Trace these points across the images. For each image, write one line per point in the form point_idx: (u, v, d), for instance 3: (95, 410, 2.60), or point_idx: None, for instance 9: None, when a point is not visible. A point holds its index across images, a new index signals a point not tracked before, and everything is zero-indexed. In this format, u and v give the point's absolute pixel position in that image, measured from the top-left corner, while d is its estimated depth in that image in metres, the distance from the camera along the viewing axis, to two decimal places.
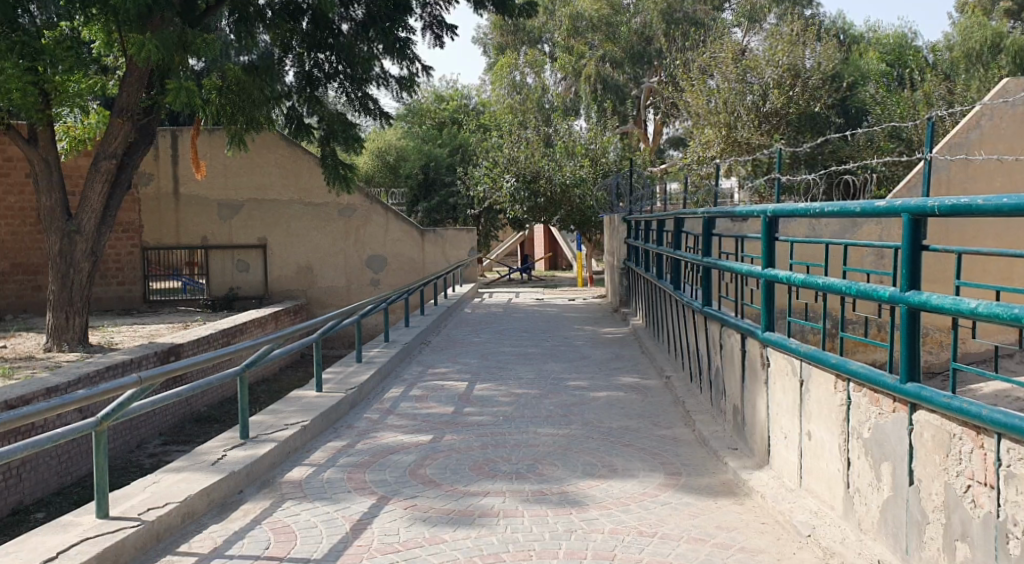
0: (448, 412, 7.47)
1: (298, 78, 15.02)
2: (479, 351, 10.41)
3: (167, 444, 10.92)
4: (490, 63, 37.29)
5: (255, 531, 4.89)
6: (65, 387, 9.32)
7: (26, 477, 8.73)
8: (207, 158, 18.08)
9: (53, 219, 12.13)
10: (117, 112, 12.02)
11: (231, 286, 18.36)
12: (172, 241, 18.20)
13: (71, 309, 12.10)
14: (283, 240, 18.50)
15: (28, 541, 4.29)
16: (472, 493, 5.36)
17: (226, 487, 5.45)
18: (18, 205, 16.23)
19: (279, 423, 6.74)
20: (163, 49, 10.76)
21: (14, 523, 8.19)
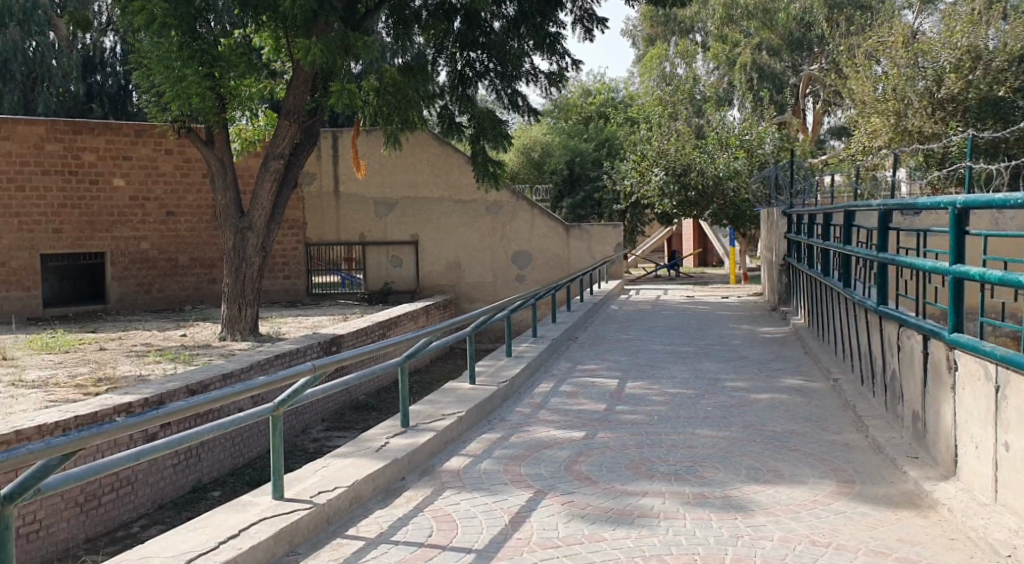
0: (600, 409, 7.39)
1: (450, 78, 15.27)
2: (630, 349, 10.24)
3: (328, 431, 11.44)
4: (639, 55, 36.77)
5: (418, 518, 5.02)
6: (238, 373, 9.94)
7: (205, 457, 9.37)
8: (366, 158, 18.78)
9: (227, 216, 12.97)
10: (285, 114, 12.71)
11: (387, 281, 19.02)
12: (332, 237, 19.00)
13: (244, 301, 12.97)
14: (433, 236, 19.01)
15: (213, 518, 4.58)
16: (631, 493, 5.26)
17: (389, 474, 5.62)
18: (196, 202, 17.45)
19: (436, 414, 6.89)
20: (327, 52, 11.28)
21: (195, 500, 8.83)
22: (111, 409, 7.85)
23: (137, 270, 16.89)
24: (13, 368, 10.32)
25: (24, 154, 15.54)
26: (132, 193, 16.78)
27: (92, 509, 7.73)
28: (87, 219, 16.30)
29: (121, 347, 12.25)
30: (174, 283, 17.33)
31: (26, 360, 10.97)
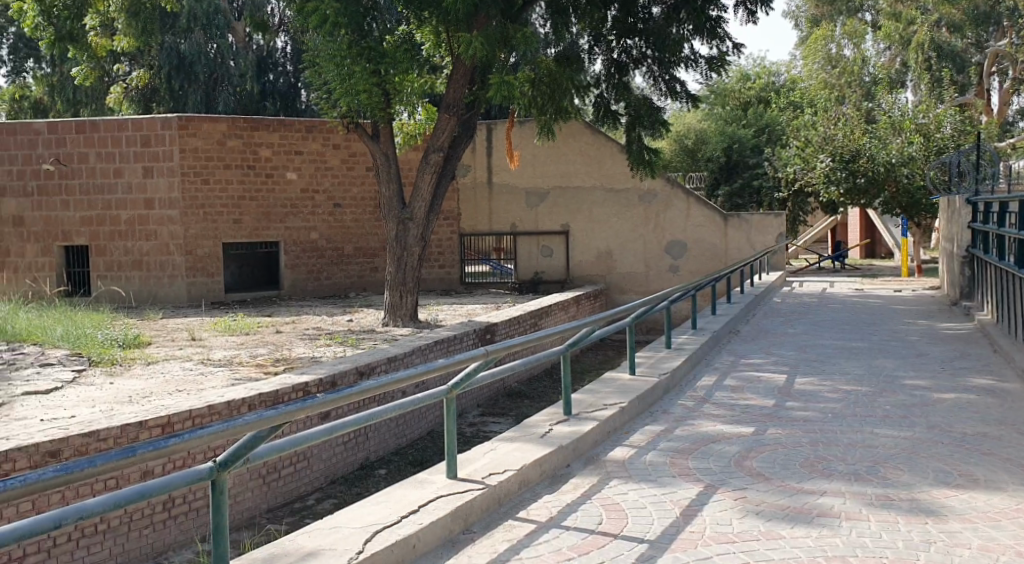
0: (769, 405, 7.15)
1: (606, 66, 15.25)
2: (797, 344, 9.85)
3: (484, 416, 11.70)
4: (803, 37, 35.25)
5: (587, 505, 5.04)
6: (402, 357, 10.32)
7: (371, 437, 9.80)
8: (519, 149, 19.03)
9: (390, 207, 13.43)
10: (445, 108, 13.07)
11: (537, 271, 19.17)
12: (485, 228, 19.30)
13: (405, 288, 13.45)
14: (585, 225, 18.99)
15: (393, 494, 4.78)
16: (807, 491, 5.06)
17: (555, 461, 5.67)
18: (361, 195, 18.31)
19: (598, 403, 6.88)
20: (488, 45, 11.49)
21: (362, 477, 9.26)
22: (289, 388, 8.34)
23: (307, 259, 17.85)
24: (201, 348, 11.16)
25: (209, 150, 16.68)
26: (303, 185, 17.75)
27: (272, 482, 8.24)
28: (264, 210, 17.36)
29: (294, 330, 13.00)
30: (340, 271, 18.19)
31: (212, 341, 11.83)
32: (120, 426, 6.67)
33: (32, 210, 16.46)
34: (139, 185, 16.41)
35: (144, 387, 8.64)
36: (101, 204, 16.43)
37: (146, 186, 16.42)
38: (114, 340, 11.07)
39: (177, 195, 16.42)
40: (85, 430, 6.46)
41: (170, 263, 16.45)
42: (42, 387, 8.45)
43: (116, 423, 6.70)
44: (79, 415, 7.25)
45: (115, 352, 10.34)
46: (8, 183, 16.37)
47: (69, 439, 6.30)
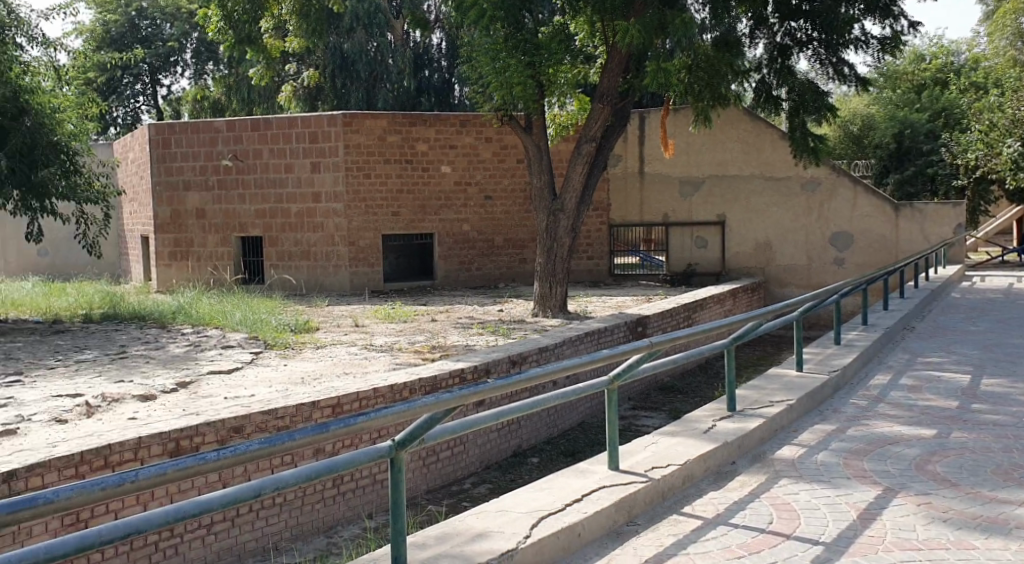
0: (952, 407, 6.67)
1: (768, 49, 14.69)
2: (981, 343, 9.13)
3: (637, 409, 11.59)
4: (988, 11, 32.52)
5: (755, 504, 4.87)
6: (555, 347, 10.36)
7: (524, 426, 9.90)
8: (673, 138, 18.63)
9: (542, 199, 13.55)
10: (599, 97, 12.98)
11: (690, 263, 18.75)
12: (635, 219, 19.04)
13: (554, 280, 13.49)
14: (743, 216, 18.41)
15: (556, 482, 4.79)
16: (1001, 501, 4.68)
17: (719, 457, 5.51)
18: (511, 186, 18.55)
19: (763, 399, 6.64)
20: (645, 33, 11.35)
21: (516, 465, 9.39)
22: (447, 374, 8.55)
23: (460, 250, 18.27)
24: (364, 334, 11.65)
25: (371, 146, 17.38)
26: (457, 178, 18.16)
27: (432, 464, 8.48)
28: (420, 203, 17.91)
29: (449, 318, 13.34)
30: (490, 263, 18.51)
31: (373, 327, 12.32)
32: (296, 405, 7.05)
33: (213, 203, 17.61)
34: (307, 180, 17.31)
35: (314, 369, 9.12)
36: (273, 198, 17.41)
37: (313, 180, 17.30)
38: (286, 325, 11.75)
39: (341, 188, 17.22)
40: (265, 408, 6.87)
41: (334, 254, 17.30)
42: (224, 367, 9.07)
43: (292, 402, 7.08)
44: (258, 394, 7.73)
45: (286, 336, 10.96)
46: (193, 178, 17.59)
47: (251, 416, 6.71)
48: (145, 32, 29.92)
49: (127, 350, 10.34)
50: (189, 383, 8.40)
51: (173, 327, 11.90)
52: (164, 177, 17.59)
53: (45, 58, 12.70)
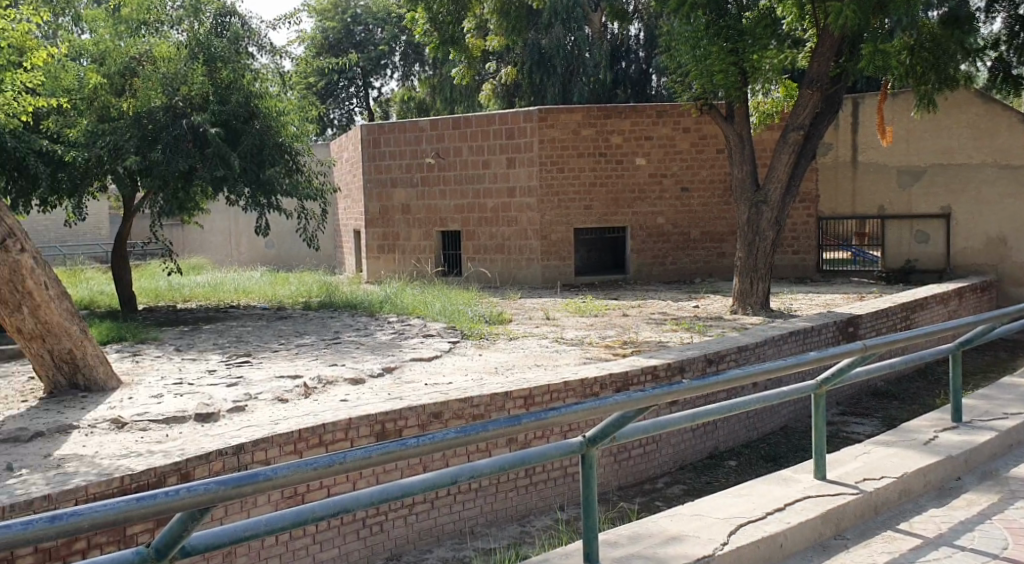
0: None
1: (1007, 22, 13.28)
2: None
3: (845, 415, 10.88)
4: None
5: (985, 526, 4.37)
6: (755, 346, 9.92)
7: (721, 427, 9.55)
8: (892, 124, 17.26)
9: (743, 190, 12.97)
10: (808, 83, 12.23)
11: (909, 258, 17.32)
12: (846, 211, 17.84)
13: (755, 274, 12.97)
14: (971, 208, 16.83)
15: (756, 488, 4.54)
16: None
17: (943, 472, 5.01)
18: (709, 177, 17.95)
19: (996, 411, 5.96)
20: (861, 13, 10.55)
21: (712, 467, 9.08)
22: (640, 371, 8.41)
23: (653, 244, 17.98)
24: (557, 327, 11.72)
25: (566, 140, 17.48)
26: (652, 170, 17.85)
27: (624, 460, 8.37)
28: (613, 196, 17.80)
29: (643, 314, 13.15)
30: (685, 257, 18.06)
31: (566, 321, 12.38)
32: (490, 394, 7.19)
33: (417, 199, 18.43)
34: (503, 175, 17.70)
35: (509, 360, 9.28)
36: (472, 193, 17.93)
37: (509, 175, 17.66)
38: (483, 316, 12.03)
39: (536, 182, 17.47)
40: (462, 396, 7.05)
41: (527, 247, 17.58)
42: (425, 355, 9.45)
43: (487, 391, 7.23)
44: (456, 382, 7.97)
45: (482, 327, 11.23)
46: (400, 175, 18.49)
47: (449, 403, 6.92)
48: (359, 37, 31.67)
49: (339, 336, 11.04)
50: (393, 368, 8.83)
51: (379, 315, 12.58)
52: (374, 175, 18.65)
53: (271, 66, 13.79)
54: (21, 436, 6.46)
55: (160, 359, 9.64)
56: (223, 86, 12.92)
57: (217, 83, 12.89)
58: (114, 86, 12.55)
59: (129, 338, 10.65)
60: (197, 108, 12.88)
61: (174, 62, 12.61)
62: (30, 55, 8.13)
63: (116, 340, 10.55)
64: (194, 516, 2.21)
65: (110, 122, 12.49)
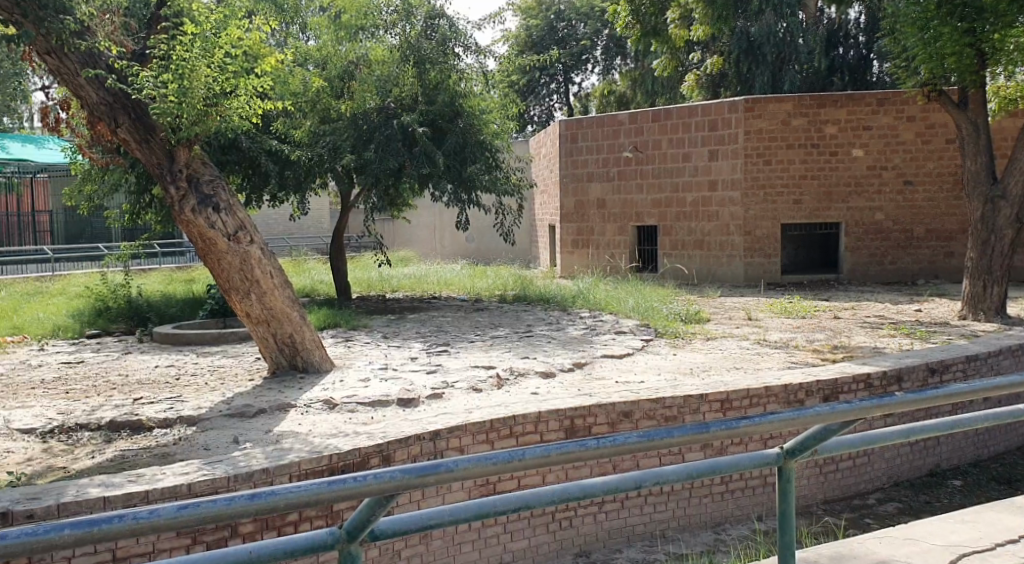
0: None
1: None
2: None
3: None
4: None
5: None
6: (987, 356, 8.92)
7: (945, 444, 8.69)
8: None
9: (977, 184, 11.73)
10: None
11: None
12: None
13: (990, 277, 11.69)
14: None
15: (982, 515, 4.06)
16: None
17: None
18: (937, 170, 16.49)
19: None
20: None
21: (933, 486, 8.30)
22: (851, 379, 7.82)
23: (871, 242, 16.74)
24: (758, 328, 11.17)
25: (773, 130, 16.66)
26: (871, 162, 16.62)
27: (831, 473, 7.81)
28: (825, 189, 16.74)
29: (855, 317, 12.25)
30: (908, 256, 16.73)
31: (769, 321, 11.81)
32: (684, 395, 6.97)
33: (613, 193, 18.31)
34: (704, 168, 17.15)
35: (705, 361, 8.97)
36: (670, 186, 17.54)
37: (710, 168, 17.10)
38: (678, 314, 11.72)
39: (739, 175, 16.78)
40: (654, 396, 6.89)
41: (729, 243, 16.94)
42: (618, 352, 9.36)
43: (681, 392, 7.01)
44: (649, 381, 7.80)
45: (678, 325, 10.92)
46: (596, 170, 18.48)
47: (641, 402, 6.78)
48: (562, 33, 31.84)
49: (533, 329, 11.18)
50: (585, 364, 8.80)
51: (573, 310, 12.63)
52: (571, 170, 18.76)
53: (476, 65, 14.15)
54: (247, 411, 7.08)
55: (367, 345, 10.21)
56: (431, 87, 13.58)
57: (425, 84, 13.54)
58: (334, 89, 13.39)
59: (341, 324, 11.37)
60: (406, 108, 13.62)
61: (387, 64, 13.35)
62: (262, 61, 8.81)
63: (330, 326, 11.31)
64: (383, 501, 2.03)
65: (330, 123, 13.46)
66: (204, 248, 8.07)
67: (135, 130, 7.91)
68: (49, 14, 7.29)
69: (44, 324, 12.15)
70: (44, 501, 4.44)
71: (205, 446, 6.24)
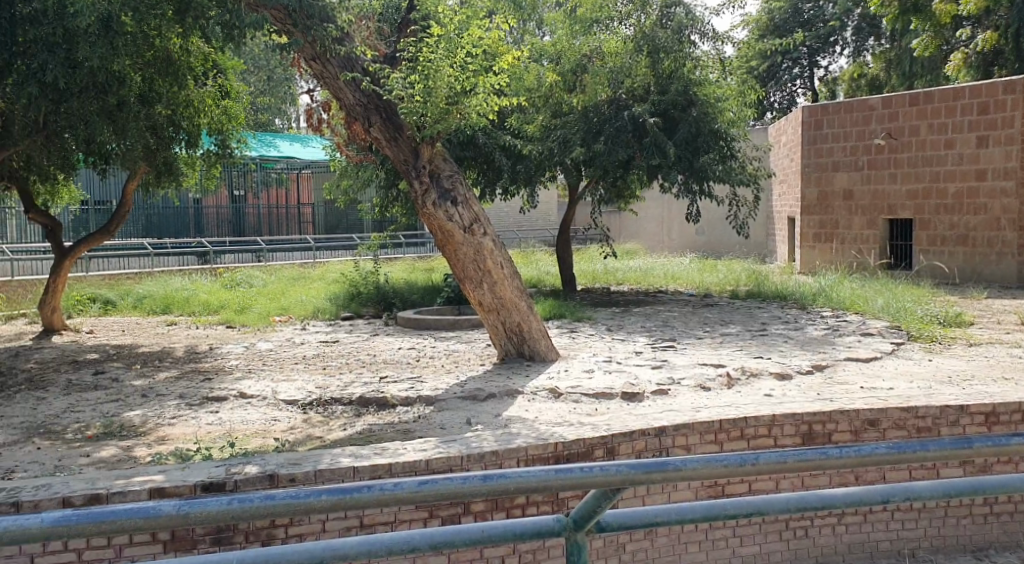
0: None
1: None
2: None
3: None
4: None
5: None
6: None
7: None
8: None
9: None
10: None
11: None
12: None
13: None
14: None
15: None
16: None
17: None
18: None
19: None
20: None
21: None
22: None
23: None
24: None
25: None
26: None
27: None
28: None
29: None
30: None
31: None
32: (941, 406, 6.33)
33: (862, 183, 17.10)
34: (972, 155, 15.45)
35: (966, 369, 8.11)
36: (929, 175, 16.01)
37: (979, 156, 15.36)
38: (935, 316, 10.68)
39: (1015, 163, 14.95)
40: (904, 405, 6.33)
41: (999, 239, 15.21)
42: (862, 355, 8.71)
43: (936, 403, 6.38)
44: (898, 388, 7.18)
45: (934, 328, 9.95)
46: (842, 158, 17.40)
47: (888, 411, 6.26)
48: (808, 14, 29.98)
49: (767, 327, 10.69)
50: (825, 366, 8.28)
51: (812, 309, 11.94)
52: (814, 159, 17.87)
53: (712, 53, 13.82)
54: (479, 395, 7.39)
55: (594, 337, 10.27)
56: (665, 76, 13.47)
57: (659, 73, 13.45)
58: (567, 84, 13.59)
59: (569, 315, 11.53)
60: (637, 99, 13.61)
61: (620, 55, 13.29)
62: (500, 60, 8.92)
63: (557, 317, 11.50)
64: (610, 494, 1.91)
65: (562, 116, 13.80)
66: (443, 240, 8.54)
67: (385, 129, 8.49)
68: (316, 23, 7.99)
69: (305, 306, 13.42)
70: (303, 467, 4.89)
71: (441, 426, 6.59)
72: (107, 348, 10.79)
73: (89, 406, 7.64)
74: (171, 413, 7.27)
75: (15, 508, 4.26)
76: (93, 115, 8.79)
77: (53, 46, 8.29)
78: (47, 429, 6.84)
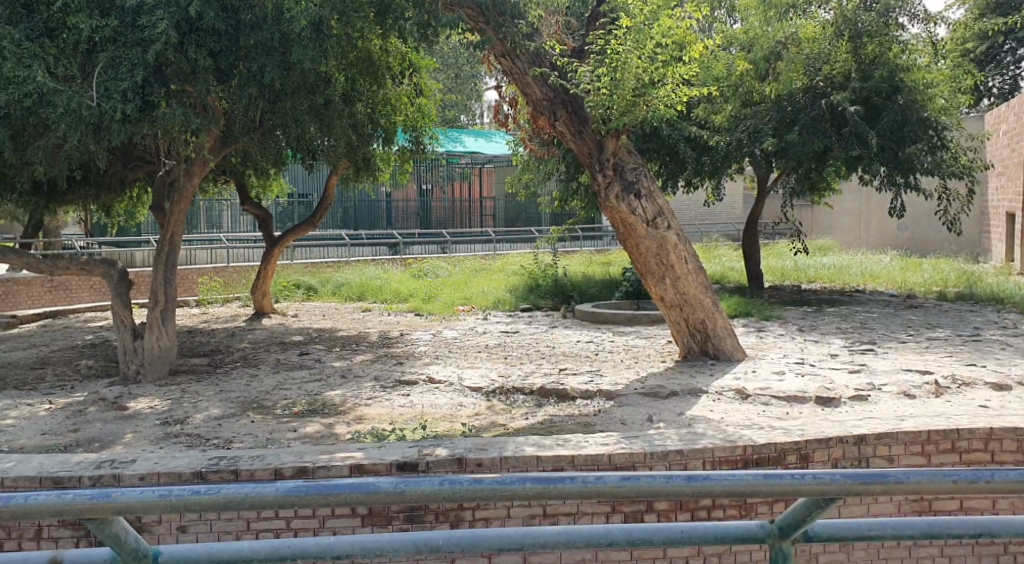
0: None
1: None
2: None
3: None
4: None
5: None
6: None
7: None
8: None
9: None
10: None
11: None
12: None
13: None
14: None
15: None
16: None
17: None
18: None
19: None
20: None
21: None
22: None
23: None
24: None
25: None
26: None
27: None
28: None
29: None
30: None
31: None
32: None
33: None
34: None
35: None
36: None
37: None
38: None
39: None
40: None
41: None
42: None
43: None
44: None
45: None
46: None
47: None
48: None
49: (981, 333, 9.83)
50: None
51: None
52: None
53: (923, 35, 12.90)
54: (660, 392, 7.28)
55: (783, 337, 9.84)
56: (867, 61, 12.64)
57: (862, 59, 12.65)
58: (759, 71, 13.00)
59: (755, 314, 11.12)
60: (837, 87, 12.83)
61: (818, 41, 12.82)
62: (689, 49, 8.61)
63: (743, 315, 11.13)
64: (821, 502, 1.77)
65: (752, 106, 13.16)
66: (625, 234, 8.48)
67: (570, 123, 8.50)
68: (508, 19, 8.20)
69: (488, 296, 13.79)
70: (489, 453, 5.03)
71: (623, 421, 6.55)
72: (310, 331, 11.60)
73: (294, 384, 8.25)
74: (368, 394, 7.70)
75: (237, 474, 4.67)
76: (303, 114, 9.27)
77: (269, 50, 8.74)
78: (259, 403, 7.45)
